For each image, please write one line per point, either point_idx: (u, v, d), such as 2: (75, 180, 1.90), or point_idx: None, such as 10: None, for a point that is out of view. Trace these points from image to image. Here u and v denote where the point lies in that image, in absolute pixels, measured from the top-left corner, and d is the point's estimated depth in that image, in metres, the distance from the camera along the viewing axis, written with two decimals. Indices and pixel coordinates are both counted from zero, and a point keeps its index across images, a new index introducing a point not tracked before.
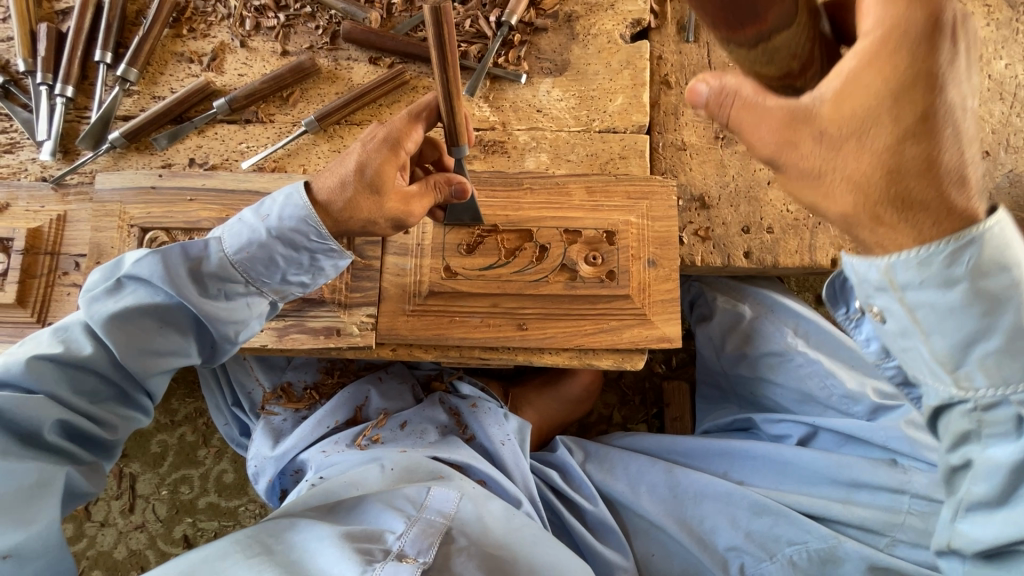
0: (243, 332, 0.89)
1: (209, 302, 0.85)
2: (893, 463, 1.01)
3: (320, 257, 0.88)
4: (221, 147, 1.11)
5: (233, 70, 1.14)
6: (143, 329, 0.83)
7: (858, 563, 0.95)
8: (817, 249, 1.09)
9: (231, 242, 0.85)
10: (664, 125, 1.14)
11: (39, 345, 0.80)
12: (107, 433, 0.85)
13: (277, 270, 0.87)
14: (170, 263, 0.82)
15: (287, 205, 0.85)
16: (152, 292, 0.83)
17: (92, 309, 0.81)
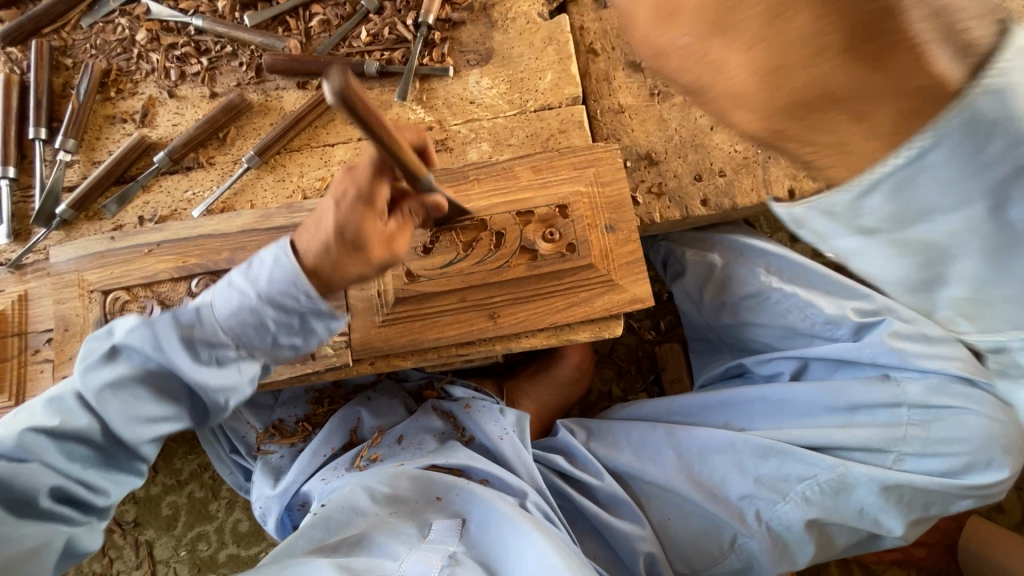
0: (235, 397, 0.86)
1: (199, 370, 0.82)
2: (885, 378, 0.99)
3: (311, 318, 0.83)
4: (167, 200, 1.12)
5: (167, 122, 1.15)
6: (133, 400, 0.81)
7: (869, 485, 0.94)
8: (772, 182, 1.09)
9: (222, 308, 0.81)
10: (598, 92, 1.14)
11: (31, 415, 0.80)
12: (103, 499, 0.85)
13: (267, 335, 0.83)
14: (159, 331, 0.80)
15: (276, 270, 0.79)
16: (144, 359, 0.81)
17: (85, 380, 0.79)
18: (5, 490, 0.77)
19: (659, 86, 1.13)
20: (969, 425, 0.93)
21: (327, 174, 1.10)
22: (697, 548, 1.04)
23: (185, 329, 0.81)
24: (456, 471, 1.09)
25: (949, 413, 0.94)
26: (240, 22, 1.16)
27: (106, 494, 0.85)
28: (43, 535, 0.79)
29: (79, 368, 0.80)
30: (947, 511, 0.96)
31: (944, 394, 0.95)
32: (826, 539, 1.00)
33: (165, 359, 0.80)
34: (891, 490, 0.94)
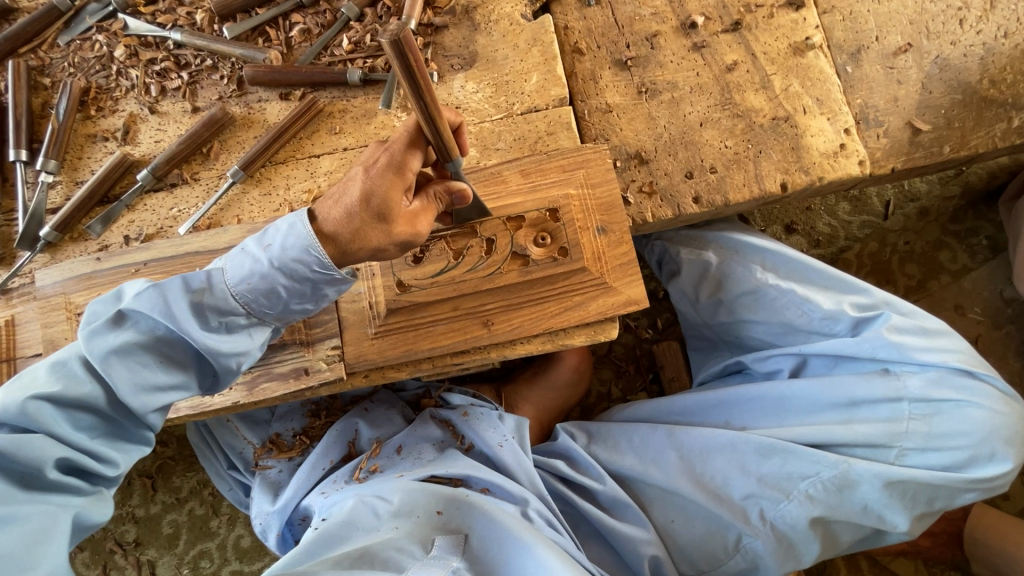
0: (245, 362, 0.86)
1: (210, 335, 0.82)
2: (885, 372, 0.99)
3: (321, 285, 0.83)
4: (153, 217, 1.10)
5: (149, 139, 1.13)
6: (141, 365, 0.81)
7: (872, 481, 0.94)
8: (764, 177, 1.08)
9: (234, 272, 0.82)
10: (585, 92, 1.12)
11: (36, 382, 0.78)
12: (110, 469, 0.83)
13: (279, 301, 0.84)
14: (170, 296, 0.80)
15: (289, 235, 0.80)
16: (152, 325, 0.81)
17: (91, 346, 0.78)
18: (10, 462, 0.75)
19: (646, 83, 1.12)
20: (969, 418, 0.93)
21: (314, 186, 1.08)
22: (701, 550, 1.03)
23: (195, 292, 0.81)
24: (456, 481, 1.08)
25: (949, 406, 0.95)
26: (219, 34, 1.14)
27: (114, 463, 0.83)
28: (52, 506, 0.77)
29: (86, 333, 0.78)
30: (950, 505, 0.96)
31: (944, 387, 0.95)
32: (831, 536, 1.00)
33: (171, 324, 0.79)
34: (895, 486, 0.93)
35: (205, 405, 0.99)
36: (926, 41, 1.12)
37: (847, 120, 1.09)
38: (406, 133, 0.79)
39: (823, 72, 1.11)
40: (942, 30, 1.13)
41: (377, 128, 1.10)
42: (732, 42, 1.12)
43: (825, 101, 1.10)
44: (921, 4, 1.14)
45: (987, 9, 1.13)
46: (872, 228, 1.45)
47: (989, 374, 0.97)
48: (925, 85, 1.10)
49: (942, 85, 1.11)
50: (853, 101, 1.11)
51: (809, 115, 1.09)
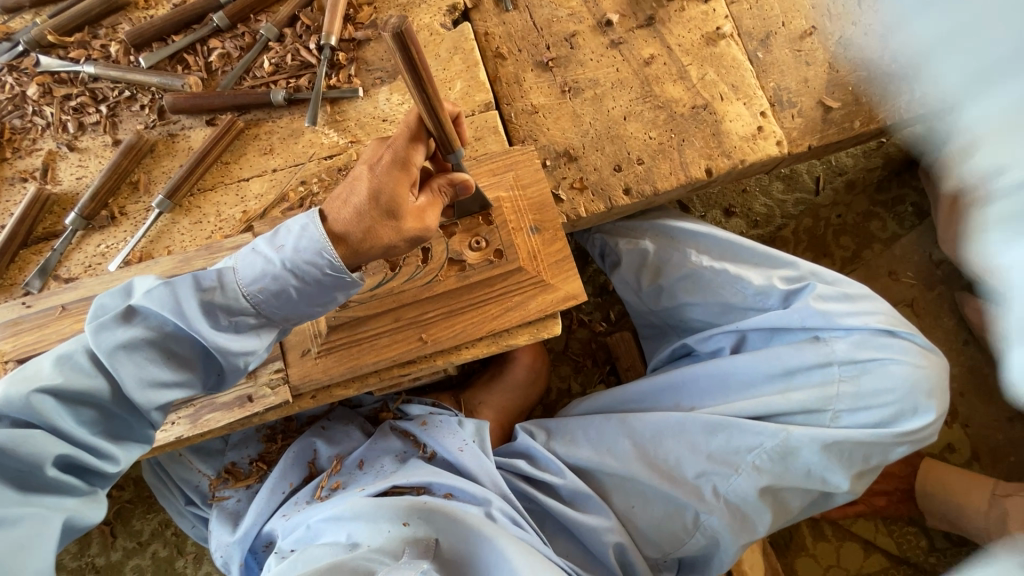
0: (253, 362, 0.84)
1: (220, 335, 0.80)
2: (815, 339, 1.03)
3: (330, 289, 0.80)
4: (81, 257, 1.06)
5: (70, 176, 1.10)
6: (149, 362, 0.78)
7: (812, 446, 0.97)
8: (689, 164, 1.11)
9: (245, 273, 0.79)
10: (510, 95, 1.14)
11: (38, 369, 0.75)
12: (111, 466, 0.80)
13: (288, 302, 0.81)
14: (180, 292, 0.77)
15: (302, 236, 0.78)
16: (162, 321, 0.78)
17: (98, 340, 0.75)
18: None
19: (569, 82, 1.14)
20: (894, 375, 0.98)
21: (245, 210, 1.07)
22: (661, 531, 1.05)
23: (206, 288, 0.79)
24: (418, 490, 1.07)
25: (874, 365, 0.99)
26: (136, 65, 1.13)
27: (114, 462, 0.80)
28: (46, 508, 0.73)
29: (93, 326, 0.75)
30: (886, 460, 1.00)
31: (868, 347, 1.00)
32: (781, 504, 1.03)
33: (183, 322, 0.77)
34: (831, 448, 0.97)
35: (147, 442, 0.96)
36: (829, 24, 1.18)
37: (761, 104, 1.14)
38: (406, 131, 0.80)
39: (735, 60, 1.16)
40: (842, 12, 1.19)
41: (305, 147, 1.09)
42: (647, 37, 1.16)
43: (740, 88, 1.15)
44: None
45: None
46: (805, 205, 1.51)
47: (910, 333, 1.02)
48: (832, 65, 1.17)
49: (847, 63, 1.17)
50: (767, 86, 1.16)
51: (727, 102, 1.14)
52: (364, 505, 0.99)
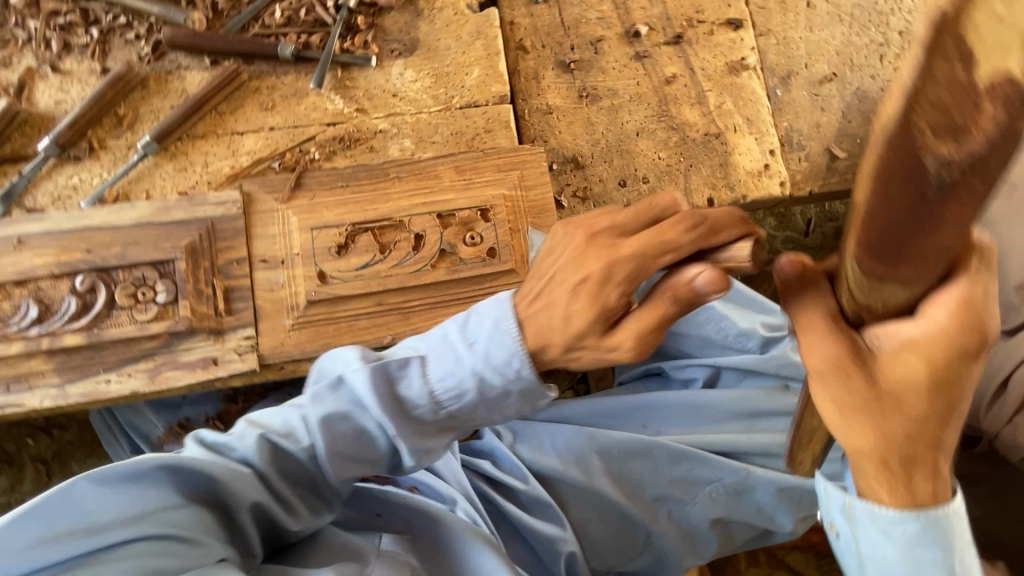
0: (426, 459, 0.71)
1: (413, 423, 0.68)
2: (783, 389, 1.09)
3: (512, 398, 0.66)
4: (51, 187, 0.99)
5: (48, 97, 1.02)
6: (274, 450, 0.70)
7: (767, 487, 1.02)
8: (693, 192, 1.11)
9: (436, 368, 0.66)
10: (526, 91, 1.11)
11: (268, 420, 0.71)
12: (289, 523, 0.73)
13: (410, 402, 0.67)
14: (377, 369, 0.67)
15: (495, 335, 0.64)
16: (356, 400, 0.69)
17: (311, 406, 0.68)
18: (213, 490, 0.67)
19: (588, 88, 1.12)
20: None
21: (234, 165, 1.02)
22: (612, 546, 1.07)
23: (398, 379, 0.67)
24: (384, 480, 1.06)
25: None
26: None
27: (295, 516, 0.73)
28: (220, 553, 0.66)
29: (308, 393, 0.69)
30: None
31: None
32: (726, 534, 1.08)
33: (370, 403, 0.66)
34: (785, 492, 1.02)
35: (98, 392, 0.91)
36: (849, 73, 1.19)
37: (773, 142, 1.14)
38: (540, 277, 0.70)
39: (754, 93, 1.16)
40: (864, 63, 1.20)
41: (308, 109, 1.04)
42: (672, 55, 1.15)
43: (754, 122, 1.15)
44: (848, 36, 1.20)
45: (905, 48, 1.21)
46: (794, 244, 1.54)
47: None
48: (845, 115, 1.18)
49: (860, 116, 1.18)
50: (780, 124, 1.16)
51: (739, 134, 1.14)
52: None
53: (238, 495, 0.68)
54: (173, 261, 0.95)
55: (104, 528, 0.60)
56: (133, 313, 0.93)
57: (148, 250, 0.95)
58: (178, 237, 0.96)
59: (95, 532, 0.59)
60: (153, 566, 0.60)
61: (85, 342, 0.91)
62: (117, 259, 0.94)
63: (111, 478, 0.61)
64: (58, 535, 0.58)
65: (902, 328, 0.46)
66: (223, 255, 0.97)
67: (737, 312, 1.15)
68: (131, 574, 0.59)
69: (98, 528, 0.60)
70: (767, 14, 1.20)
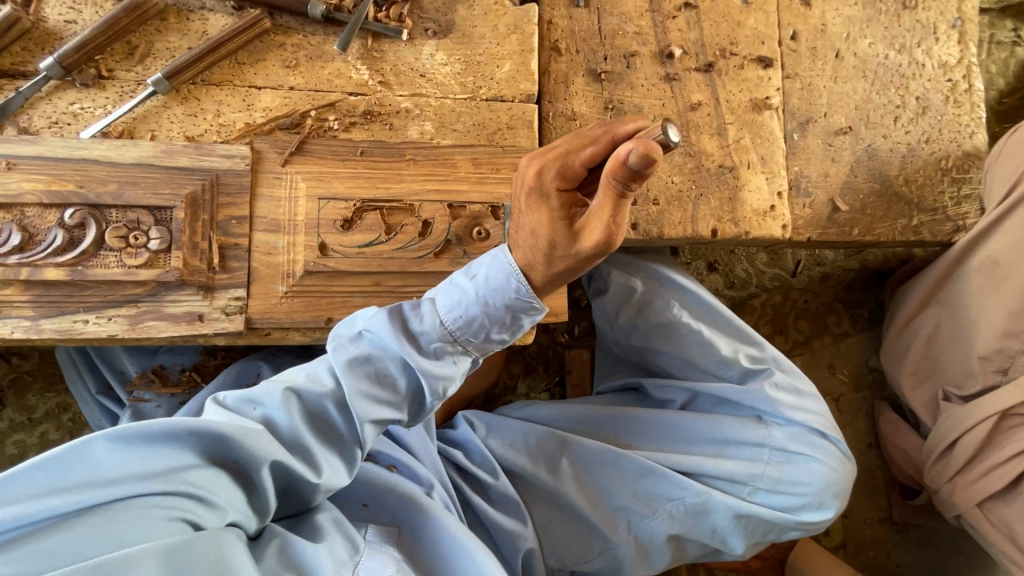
0: (449, 387, 0.84)
1: (423, 356, 0.81)
2: (758, 420, 1.12)
3: (518, 315, 0.82)
4: (49, 109, 0.95)
5: (57, 15, 0.96)
6: (300, 402, 0.79)
7: (725, 511, 1.06)
8: (698, 220, 1.13)
9: (444, 302, 0.82)
10: (554, 93, 1.11)
11: (292, 377, 0.80)
12: (313, 476, 0.78)
13: (482, 328, 0.82)
14: (393, 317, 0.81)
15: (493, 265, 0.81)
16: (382, 346, 0.81)
17: (336, 354, 0.80)
18: (224, 449, 0.73)
19: (614, 101, 1.13)
20: (813, 473, 1.08)
21: (248, 119, 0.99)
22: (571, 548, 1.11)
23: (412, 318, 0.82)
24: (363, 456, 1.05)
25: (800, 459, 1.08)
26: None
27: (319, 471, 0.79)
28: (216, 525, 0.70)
29: (330, 345, 0.81)
30: (778, 537, 1.11)
31: (800, 442, 1.09)
32: (679, 550, 1.13)
33: (392, 340, 0.80)
34: (741, 518, 1.07)
35: (75, 332, 0.89)
36: (864, 129, 1.22)
37: (781, 183, 1.18)
38: (536, 254, 0.80)
39: (772, 134, 1.18)
40: (879, 122, 1.23)
41: (331, 75, 1.01)
42: (701, 82, 1.16)
43: (767, 161, 1.17)
44: (869, 93, 1.23)
45: (919, 113, 1.25)
46: (781, 282, 1.58)
47: (838, 438, 1.12)
48: (853, 169, 1.21)
49: (867, 172, 1.22)
50: (791, 168, 1.19)
51: (752, 171, 1.16)
52: None
53: (249, 452, 0.73)
54: (172, 209, 0.92)
55: (106, 482, 0.65)
56: (122, 256, 0.90)
57: (146, 193, 0.91)
58: (180, 184, 0.92)
59: (103, 486, 0.65)
60: (162, 516, 0.67)
61: (67, 279, 0.88)
62: (112, 198, 0.90)
63: (128, 441, 0.68)
64: (74, 483, 0.64)
65: None
66: (223, 211, 0.94)
67: (720, 336, 1.16)
68: (144, 522, 0.66)
69: (109, 483, 0.65)
70: (797, 57, 1.21)
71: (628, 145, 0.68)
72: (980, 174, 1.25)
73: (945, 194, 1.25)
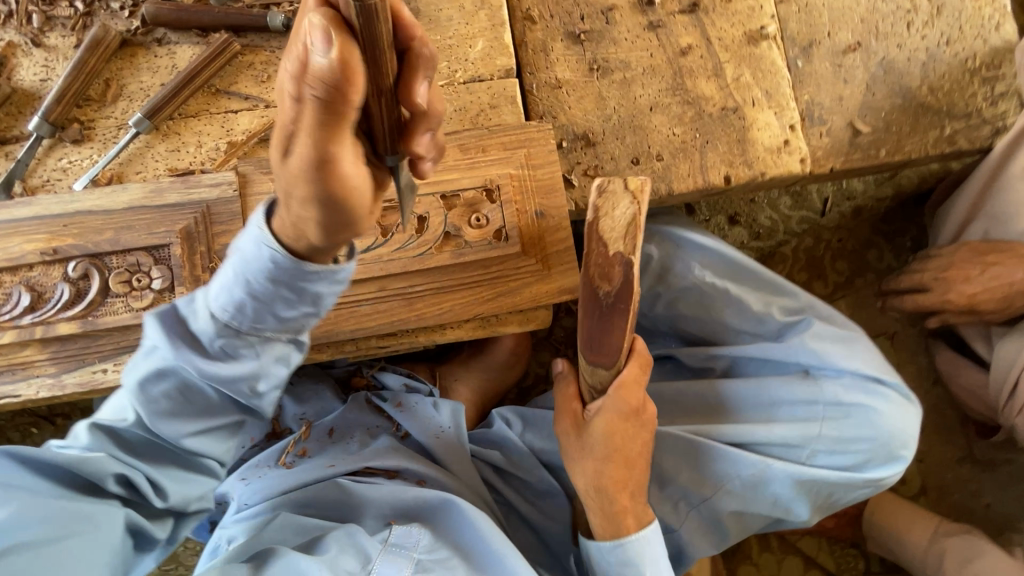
0: (262, 385, 0.74)
1: (207, 360, 0.71)
2: (806, 375, 1.03)
3: (291, 288, 0.66)
4: (39, 170, 0.95)
5: (33, 76, 0.97)
6: (112, 436, 0.76)
7: (784, 480, 1.00)
8: (708, 168, 1.06)
9: (215, 292, 0.69)
10: (534, 64, 1.06)
11: (102, 412, 0.77)
12: (159, 501, 0.79)
13: (267, 312, 0.68)
14: (166, 320, 0.71)
15: (246, 238, 0.65)
16: (160, 355, 0.71)
17: (128, 377, 0.73)
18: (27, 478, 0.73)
19: (598, 60, 1.07)
20: (875, 423, 0.99)
21: (229, 145, 0.98)
22: None
23: (186, 315, 0.71)
24: (392, 472, 1.06)
25: (858, 411, 0.99)
26: None
27: (163, 493, 0.79)
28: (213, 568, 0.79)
29: (123, 368, 0.75)
30: (847, 498, 1.04)
31: (858, 392, 1.00)
32: (742, 527, 1.07)
33: (171, 350, 0.70)
34: (803, 483, 1.00)
35: (95, 382, 0.89)
36: (874, 42, 1.13)
37: (792, 116, 1.09)
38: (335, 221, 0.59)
39: (773, 64, 1.10)
40: (890, 32, 1.13)
41: None
42: (687, 24, 1.09)
43: (773, 95, 1.09)
44: (874, 3, 1.13)
45: (933, 14, 1.14)
46: (810, 224, 1.49)
47: (897, 381, 1.01)
48: (869, 87, 1.12)
49: (885, 88, 1.12)
50: (800, 97, 1.10)
51: (757, 108, 1.08)
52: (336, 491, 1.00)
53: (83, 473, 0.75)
54: (169, 246, 0.91)
55: None
56: (129, 300, 0.90)
57: (142, 235, 0.91)
58: (173, 221, 0.92)
59: None
60: None
61: (80, 331, 0.88)
62: (110, 244, 0.90)
63: None
64: None
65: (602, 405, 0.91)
66: (219, 239, 0.93)
67: (748, 290, 1.09)
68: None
69: None
70: None
71: (330, 54, 0.46)
72: (1013, 68, 1.14)
73: (977, 96, 1.13)
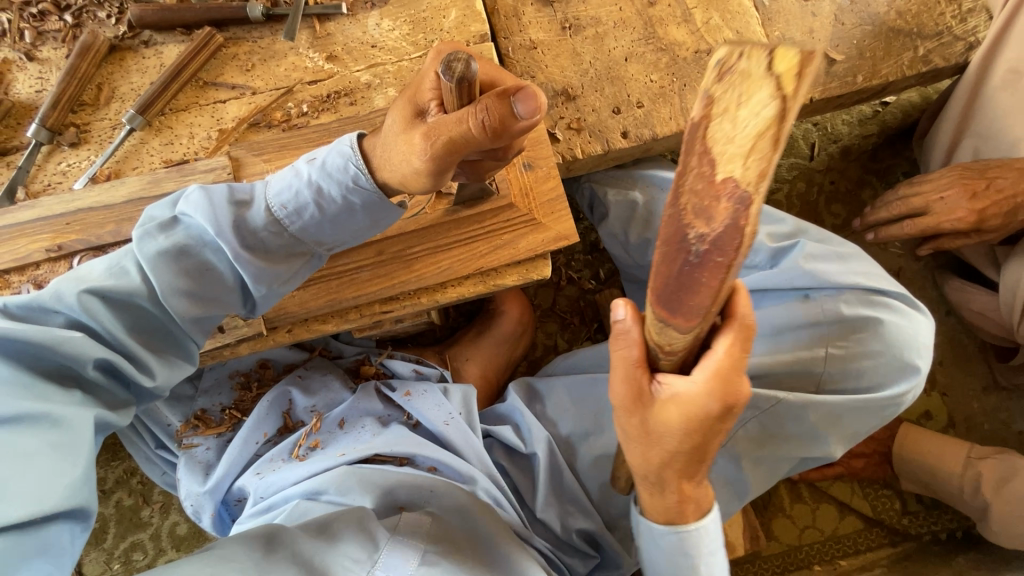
0: (285, 286, 0.83)
1: (249, 252, 0.77)
2: (806, 299, 1.02)
3: (355, 209, 0.78)
4: (39, 175, 0.98)
5: (29, 88, 1.01)
6: (104, 300, 0.74)
7: (801, 413, 0.96)
8: (689, 110, 1.07)
9: (276, 186, 0.78)
10: (508, 29, 1.09)
11: (90, 271, 0.75)
12: (145, 380, 0.78)
13: (321, 222, 0.79)
14: (214, 200, 0.76)
15: (333, 150, 0.76)
16: (201, 235, 0.76)
17: (141, 247, 0.74)
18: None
19: (570, 19, 1.10)
20: (883, 335, 0.96)
21: (219, 133, 1.00)
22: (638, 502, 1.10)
23: (236, 206, 0.78)
24: (403, 460, 1.05)
25: (863, 324, 0.98)
26: None
27: (151, 374, 0.78)
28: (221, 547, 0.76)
29: (137, 234, 0.75)
30: (872, 425, 1.00)
31: (859, 305, 0.99)
32: (764, 474, 1.04)
33: (213, 231, 0.74)
34: (822, 416, 0.96)
35: None
36: None
37: None
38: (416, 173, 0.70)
39: (740, 5, 1.13)
40: None
41: (288, 70, 1.02)
42: None
43: (744, 34, 1.11)
44: None
45: None
46: (800, 170, 1.50)
47: (896, 290, 1.01)
48: (838, 18, 1.14)
49: (853, 17, 1.14)
50: (771, 34, 1.13)
51: None
52: (348, 477, 0.99)
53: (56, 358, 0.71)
54: None
55: None
56: None
57: None
58: None
59: None
60: None
61: None
62: (112, 236, 0.92)
63: None
64: None
65: (675, 384, 0.64)
66: None
67: None
68: None
69: None
70: None
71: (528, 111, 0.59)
72: None
73: (945, 15, 1.15)
